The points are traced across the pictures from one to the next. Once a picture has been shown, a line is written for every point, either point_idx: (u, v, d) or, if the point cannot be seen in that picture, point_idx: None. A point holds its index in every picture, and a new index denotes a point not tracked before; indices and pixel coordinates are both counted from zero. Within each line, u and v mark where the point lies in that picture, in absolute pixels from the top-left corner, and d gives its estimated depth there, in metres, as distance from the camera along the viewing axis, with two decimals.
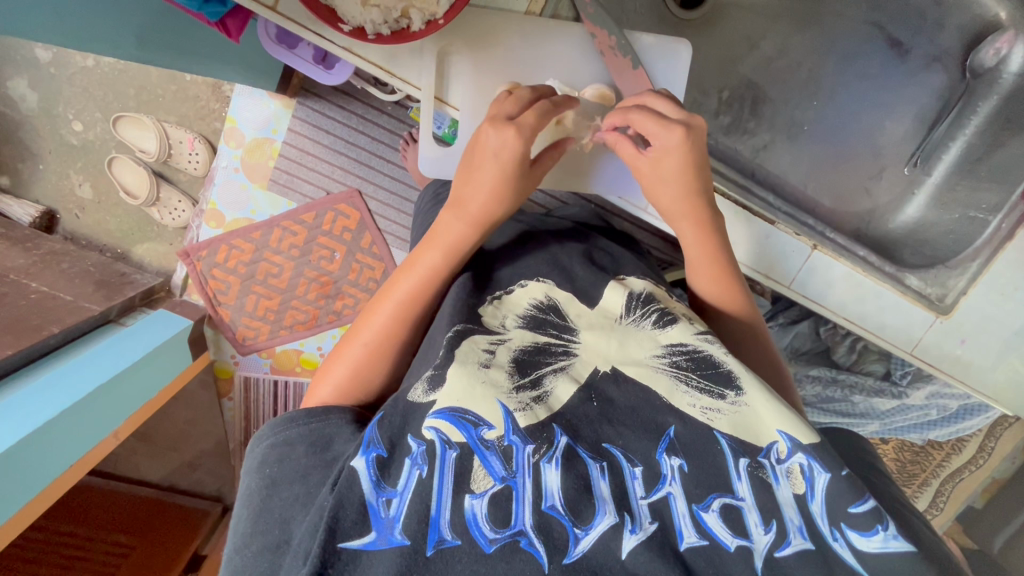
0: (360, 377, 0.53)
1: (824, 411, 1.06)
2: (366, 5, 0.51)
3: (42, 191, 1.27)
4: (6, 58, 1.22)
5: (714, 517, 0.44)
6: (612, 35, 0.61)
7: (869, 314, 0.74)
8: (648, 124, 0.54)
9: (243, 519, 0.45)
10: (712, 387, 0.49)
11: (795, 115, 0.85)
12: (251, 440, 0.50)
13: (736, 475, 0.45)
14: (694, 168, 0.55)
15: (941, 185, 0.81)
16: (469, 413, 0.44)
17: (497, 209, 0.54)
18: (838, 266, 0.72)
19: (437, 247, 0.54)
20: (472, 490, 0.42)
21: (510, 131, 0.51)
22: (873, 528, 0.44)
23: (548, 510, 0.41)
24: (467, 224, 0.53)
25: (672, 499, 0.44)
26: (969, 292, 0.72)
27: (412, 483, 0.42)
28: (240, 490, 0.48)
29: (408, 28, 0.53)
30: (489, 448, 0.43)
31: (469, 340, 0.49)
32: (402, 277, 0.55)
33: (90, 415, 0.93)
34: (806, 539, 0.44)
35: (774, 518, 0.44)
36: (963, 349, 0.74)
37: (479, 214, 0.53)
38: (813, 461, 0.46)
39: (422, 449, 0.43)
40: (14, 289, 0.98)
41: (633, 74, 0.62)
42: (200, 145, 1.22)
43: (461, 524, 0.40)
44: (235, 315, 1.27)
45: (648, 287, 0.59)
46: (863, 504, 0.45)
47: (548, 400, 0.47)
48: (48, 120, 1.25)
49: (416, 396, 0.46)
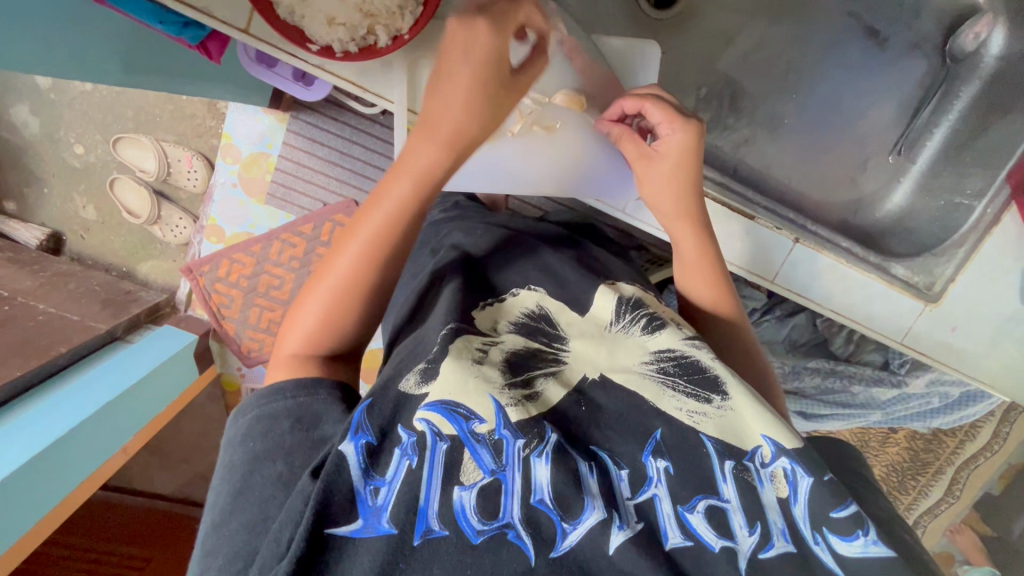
0: (328, 331, 0.52)
1: (824, 402, 1.06)
2: (332, 24, 0.52)
3: (48, 214, 1.30)
4: (7, 87, 1.25)
5: (699, 519, 0.44)
6: (578, 40, 0.64)
7: (855, 305, 0.74)
8: (660, 115, 0.55)
9: (224, 490, 0.45)
10: (698, 392, 0.49)
11: (776, 108, 0.85)
12: (236, 412, 0.50)
13: (721, 477, 0.46)
14: (695, 172, 0.58)
15: (927, 172, 0.80)
16: (461, 407, 0.45)
17: (472, 127, 0.46)
18: (821, 258, 0.72)
19: (406, 176, 0.48)
20: (461, 482, 0.42)
21: (480, 27, 0.45)
22: (854, 533, 0.44)
23: (537, 503, 0.42)
24: (439, 148, 0.47)
25: (657, 501, 0.45)
26: (956, 279, 0.72)
27: (401, 472, 0.42)
28: (220, 462, 0.49)
29: (375, 44, 0.53)
30: (479, 441, 0.44)
31: (463, 338, 0.50)
32: (369, 210, 0.50)
33: (100, 431, 0.95)
34: (789, 542, 0.44)
35: (759, 520, 0.44)
36: (955, 337, 0.73)
37: (450, 133, 0.46)
38: (796, 465, 0.47)
39: (413, 440, 0.43)
40: (22, 312, 1.01)
41: (603, 78, 0.64)
42: (198, 163, 1.25)
43: (449, 515, 0.41)
44: (239, 328, 1.28)
45: (638, 293, 0.59)
46: (844, 509, 0.45)
47: (540, 400, 0.48)
48: (51, 144, 1.28)
49: (409, 386, 0.47)
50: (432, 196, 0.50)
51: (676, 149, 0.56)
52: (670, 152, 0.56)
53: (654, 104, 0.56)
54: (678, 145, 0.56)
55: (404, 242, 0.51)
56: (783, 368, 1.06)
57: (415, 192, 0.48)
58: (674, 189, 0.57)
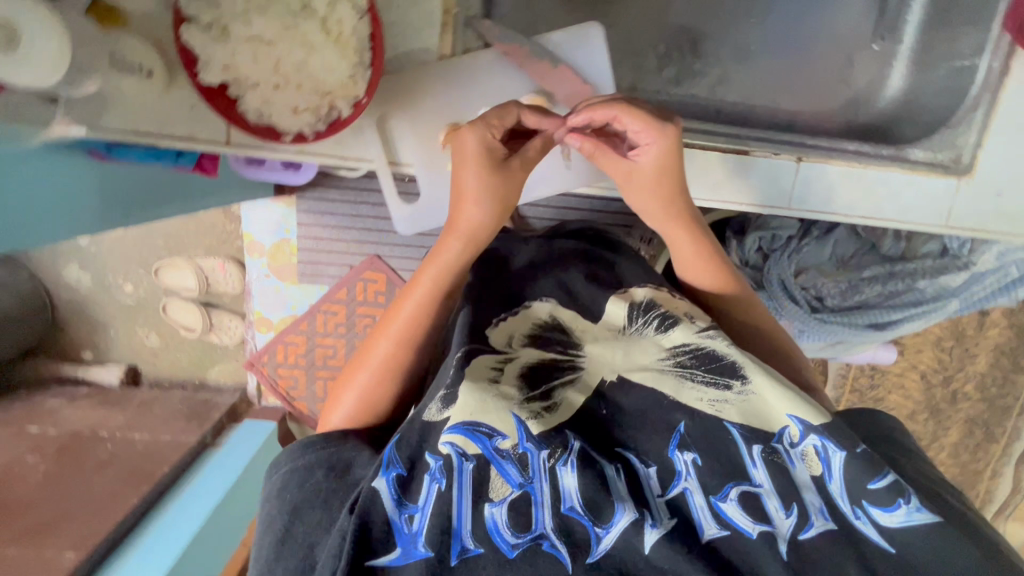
0: (365, 408, 0.56)
1: (896, 307, 1.04)
2: (297, 112, 0.54)
3: (121, 353, 1.43)
4: (56, 252, 1.38)
5: (734, 506, 0.44)
6: (523, 46, 0.61)
7: (884, 204, 0.71)
8: (639, 123, 0.54)
9: (268, 539, 0.47)
10: (717, 379, 0.50)
11: (739, 39, 0.80)
12: (271, 468, 0.53)
13: (750, 462, 0.46)
14: (677, 173, 0.57)
15: (917, 47, 0.76)
16: (482, 425, 0.45)
17: (484, 222, 0.54)
18: (832, 168, 0.70)
19: (431, 269, 0.56)
20: (490, 498, 0.43)
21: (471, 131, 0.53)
22: (895, 502, 0.43)
23: (568, 511, 0.43)
24: (456, 241, 0.55)
25: (690, 494, 0.45)
26: (983, 143, 0.69)
27: (433, 497, 0.43)
28: (259, 516, 0.50)
29: (340, 116, 0.55)
30: (505, 457, 0.45)
31: (476, 359, 0.51)
32: (402, 301, 0.57)
33: (213, 535, 1.03)
34: (829, 520, 0.43)
35: (794, 501, 0.44)
36: (1003, 202, 0.71)
37: (466, 227, 0.55)
38: (826, 441, 0.46)
39: (440, 464, 0.44)
40: (123, 446, 1.11)
41: (558, 73, 0.61)
42: (230, 267, 1.34)
43: (482, 532, 0.42)
44: (311, 405, 1.36)
45: (650, 293, 0.60)
46: (881, 478, 0.44)
47: (560, 409, 0.49)
48: (105, 291, 1.40)
49: (432, 414, 0.47)
50: (451, 291, 0.57)
51: (657, 159, 0.55)
52: (649, 160, 0.56)
53: (628, 113, 0.53)
54: (657, 155, 0.55)
55: (430, 332, 0.57)
56: (840, 286, 1.04)
57: (440, 281, 0.55)
58: (662, 200, 0.57)
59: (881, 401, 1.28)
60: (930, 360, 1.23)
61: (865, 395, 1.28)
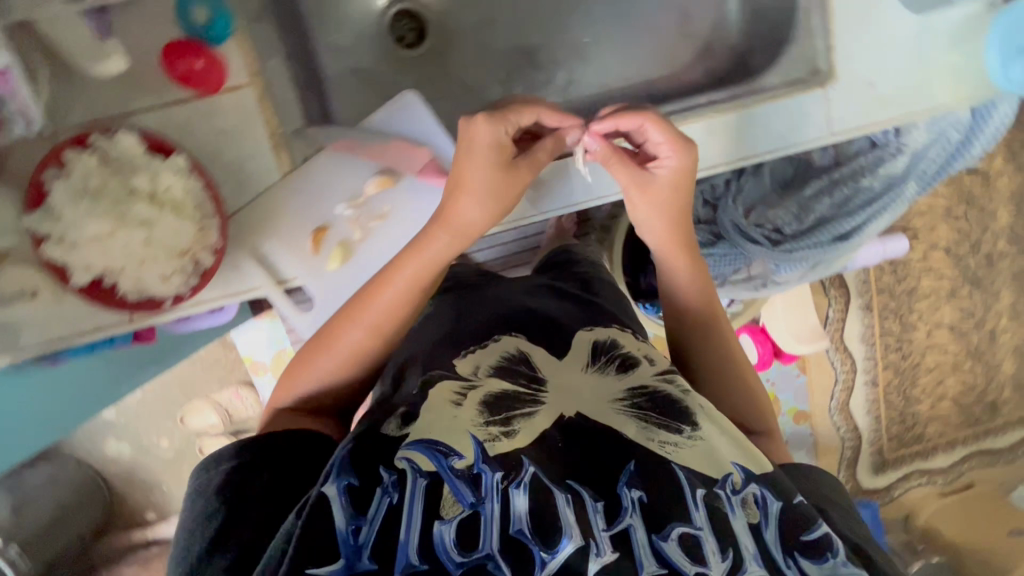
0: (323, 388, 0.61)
1: (853, 212, 0.97)
2: (165, 279, 0.57)
3: None
4: None
5: (673, 546, 0.44)
6: (354, 137, 0.66)
7: (759, 137, 0.69)
8: (664, 137, 0.57)
9: (199, 540, 0.48)
10: (668, 423, 0.51)
11: (572, 36, 0.82)
12: (211, 460, 0.54)
13: (693, 504, 0.46)
14: (685, 197, 0.61)
15: None
16: (440, 444, 0.47)
17: (477, 224, 0.57)
18: (690, 129, 0.69)
19: (414, 262, 0.58)
20: (441, 516, 0.43)
21: (495, 128, 0.54)
22: (824, 556, 0.47)
23: (517, 534, 0.43)
24: (446, 236, 0.57)
25: (633, 530, 0.44)
26: (833, 45, 0.67)
27: (382, 511, 0.44)
28: (194, 506, 0.52)
29: (207, 265, 0.59)
30: (458, 476, 0.45)
31: (437, 387, 0.52)
32: (383, 285, 0.58)
33: None
34: (761, 565, 0.45)
35: (731, 546, 0.45)
36: (881, 89, 0.69)
37: (457, 223, 0.57)
38: (765, 492, 0.50)
39: (393, 478, 0.45)
40: None
41: (391, 147, 0.66)
42: (245, 391, 1.23)
43: (427, 547, 0.42)
44: None
45: (612, 331, 0.62)
46: (814, 531, 0.48)
47: (515, 437, 0.48)
48: None
49: (389, 430, 0.50)
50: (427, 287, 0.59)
51: (674, 173, 0.59)
52: (665, 173, 0.59)
53: (658, 125, 0.57)
54: (673, 170, 0.59)
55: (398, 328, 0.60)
56: (792, 211, 0.98)
57: (422, 276, 0.57)
58: (665, 219, 0.62)
59: (916, 290, 1.26)
60: (949, 234, 1.24)
61: (896, 291, 1.26)
